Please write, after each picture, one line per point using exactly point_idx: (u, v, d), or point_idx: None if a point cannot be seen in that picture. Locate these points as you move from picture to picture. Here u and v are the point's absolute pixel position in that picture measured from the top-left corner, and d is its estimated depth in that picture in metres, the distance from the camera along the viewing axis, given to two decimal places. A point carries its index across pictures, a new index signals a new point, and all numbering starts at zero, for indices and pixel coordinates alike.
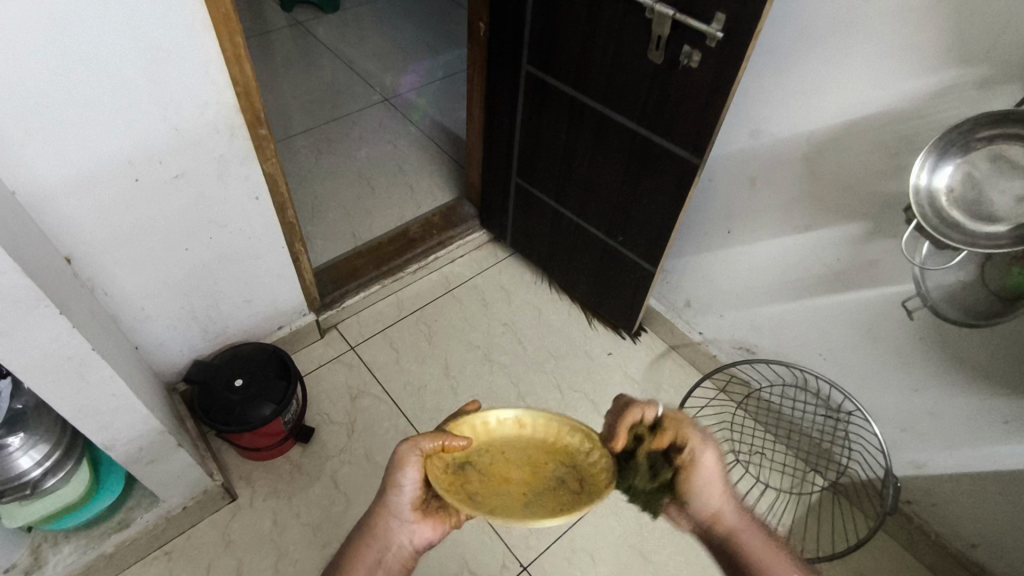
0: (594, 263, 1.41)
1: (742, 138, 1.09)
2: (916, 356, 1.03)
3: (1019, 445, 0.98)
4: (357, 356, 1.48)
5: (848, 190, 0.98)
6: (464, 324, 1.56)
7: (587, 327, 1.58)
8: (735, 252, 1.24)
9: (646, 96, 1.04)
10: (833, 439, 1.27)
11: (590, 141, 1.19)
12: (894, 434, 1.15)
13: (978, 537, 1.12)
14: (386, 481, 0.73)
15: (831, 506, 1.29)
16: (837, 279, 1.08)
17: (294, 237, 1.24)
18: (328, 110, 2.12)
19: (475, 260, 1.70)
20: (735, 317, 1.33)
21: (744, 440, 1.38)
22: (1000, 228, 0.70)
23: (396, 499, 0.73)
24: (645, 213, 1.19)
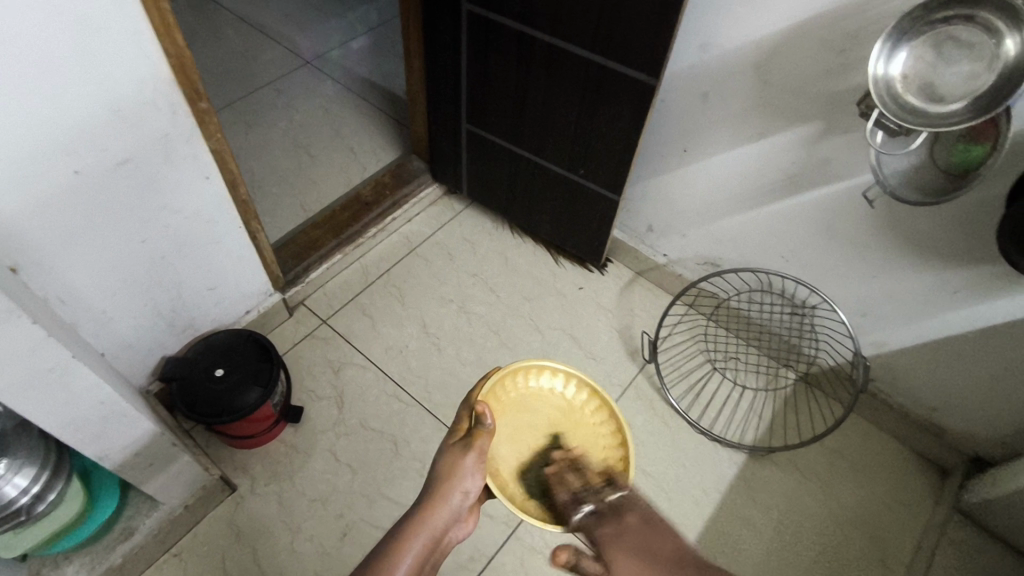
0: (557, 201, 1.41)
1: (693, 55, 1.10)
2: (871, 243, 1.10)
3: (967, 312, 1.08)
4: (331, 329, 1.45)
5: (800, 93, 1.01)
6: (434, 281, 1.55)
7: (555, 265, 1.60)
8: (693, 170, 1.27)
9: (597, 22, 1.02)
10: (801, 333, 1.35)
11: (542, 76, 1.17)
12: (855, 319, 1.24)
13: (937, 402, 1.23)
14: (453, 467, 0.80)
15: (804, 396, 1.39)
16: (794, 182, 1.13)
17: (250, 214, 1.18)
18: (248, 80, 1.99)
19: (432, 215, 1.67)
20: (698, 234, 1.38)
21: (718, 349, 1.45)
22: (954, 106, 0.75)
23: (457, 496, 0.79)
24: (606, 142, 1.19)
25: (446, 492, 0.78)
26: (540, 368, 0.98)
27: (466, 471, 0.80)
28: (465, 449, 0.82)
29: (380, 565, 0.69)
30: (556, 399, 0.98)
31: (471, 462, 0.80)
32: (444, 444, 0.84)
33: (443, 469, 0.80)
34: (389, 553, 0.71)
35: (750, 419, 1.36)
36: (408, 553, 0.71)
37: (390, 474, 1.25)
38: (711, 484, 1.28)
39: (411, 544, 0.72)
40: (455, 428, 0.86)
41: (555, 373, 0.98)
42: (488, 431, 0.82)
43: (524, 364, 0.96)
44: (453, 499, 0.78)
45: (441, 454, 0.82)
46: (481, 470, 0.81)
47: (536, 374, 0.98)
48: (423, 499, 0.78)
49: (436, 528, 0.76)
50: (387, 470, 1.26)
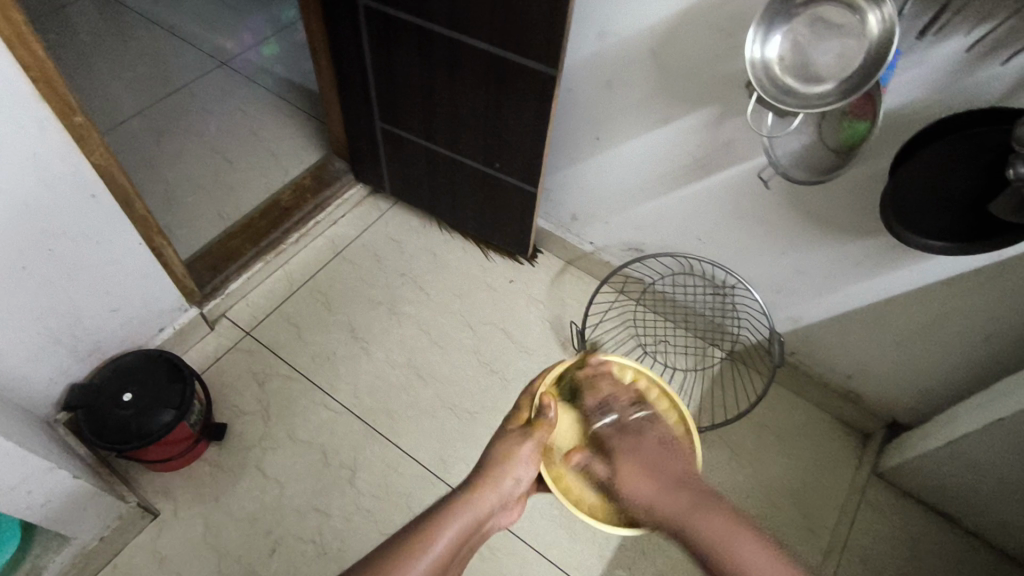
0: (477, 195, 1.39)
1: (592, 43, 1.09)
2: (778, 222, 1.13)
3: (869, 283, 1.11)
4: (255, 341, 1.40)
5: (697, 77, 1.02)
6: (361, 284, 1.51)
7: (484, 260, 1.59)
8: (607, 157, 1.27)
9: (490, 14, 1.01)
10: (723, 313, 1.38)
11: (445, 70, 1.15)
12: (771, 296, 1.27)
13: (852, 369, 1.27)
14: (508, 449, 0.87)
15: (731, 373, 1.41)
16: (700, 165, 1.14)
17: (151, 231, 1.13)
18: (160, 85, 1.91)
19: (358, 216, 1.64)
20: (620, 220, 1.38)
21: (648, 333, 1.47)
22: (827, 87, 0.76)
23: (507, 483, 0.85)
24: (515, 134, 1.18)
25: (499, 475, 0.84)
26: (581, 356, 0.99)
27: (520, 458, 0.86)
28: (523, 437, 0.88)
29: (427, 527, 0.77)
30: (588, 383, 0.99)
31: (527, 450, 0.87)
32: (504, 429, 0.91)
33: (500, 454, 0.86)
34: (438, 518, 0.78)
35: (679, 400, 1.38)
36: (452, 522, 0.78)
37: (320, 485, 1.23)
38: None
39: (459, 515, 0.79)
40: (516, 416, 0.93)
41: (627, 369, 0.98)
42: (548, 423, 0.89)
43: (589, 354, 0.99)
44: (507, 482, 0.85)
45: (498, 440, 0.89)
46: (533, 461, 0.88)
47: (574, 360, 0.99)
48: (476, 479, 0.85)
49: (484, 503, 0.83)
50: (317, 481, 1.24)
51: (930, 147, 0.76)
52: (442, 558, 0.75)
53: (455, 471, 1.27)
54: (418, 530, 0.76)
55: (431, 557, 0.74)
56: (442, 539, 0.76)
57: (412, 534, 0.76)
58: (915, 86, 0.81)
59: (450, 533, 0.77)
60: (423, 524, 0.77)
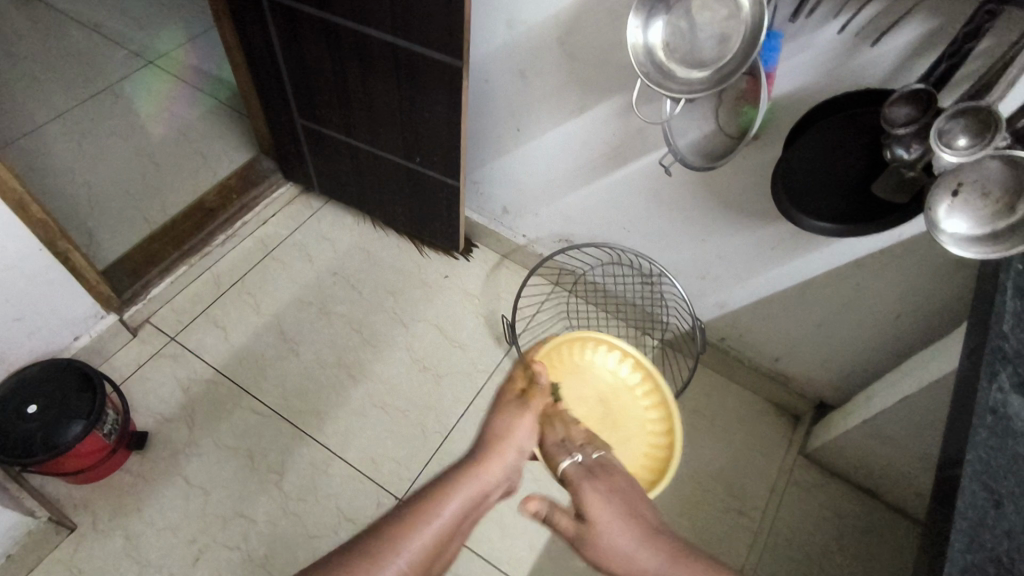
0: (404, 191, 1.38)
1: (501, 33, 1.08)
2: (694, 208, 1.13)
3: (784, 266, 1.12)
4: (180, 346, 1.37)
5: (603, 65, 1.02)
6: (291, 285, 1.49)
7: (418, 256, 1.57)
8: (528, 148, 1.26)
9: (390, 4, 0.99)
10: (653, 301, 1.38)
11: (354, 63, 1.13)
12: (697, 283, 1.28)
13: (777, 351, 1.29)
14: (513, 418, 0.77)
15: (664, 361, 1.42)
16: (616, 154, 1.14)
17: (53, 234, 1.09)
18: (82, 86, 1.84)
19: (289, 215, 1.60)
20: (548, 212, 1.38)
21: (582, 323, 1.47)
22: (708, 73, 0.76)
23: (516, 455, 0.74)
24: (431, 127, 1.16)
25: (502, 450, 0.73)
26: (601, 342, 1.10)
27: (521, 430, 0.76)
28: (522, 409, 0.79)
29: (429, 501, 0.65)
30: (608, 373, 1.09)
31: (528, 425, 0.77)
32: (500, 399, 0.81)
33: (501, 425, 0.76)
34: (441, 493, 0.66)
35: None
36: (455, 496, 0.66)
37: (247, 490, 1.21)
38: None
39: (462, 488, 0.68)
40: (512, 382, 0.83)
41: (613, 348, 1.09)
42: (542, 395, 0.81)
43: (586, 337, 1.09)
44: (509, 454, 0.74)
45: (497, 412, 0.78)
46: (534, 436, 0.78)
47: (595, 348, 1.10)
48: (476, 450, 0.73)
49: (490, 477, 0.71)
50: (244, 487, 1.21)
51: (814, 127, 0.76)
52: (446, 534, 0.63)
53: (386, 470, 1.26)
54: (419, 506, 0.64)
55: (434, 535, 0.62)
56: (445, 514, 0.64)
57: (410, 511, 0.63)
58: (802, 67, 0.82)
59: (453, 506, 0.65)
60: (422, 498, 0.65)
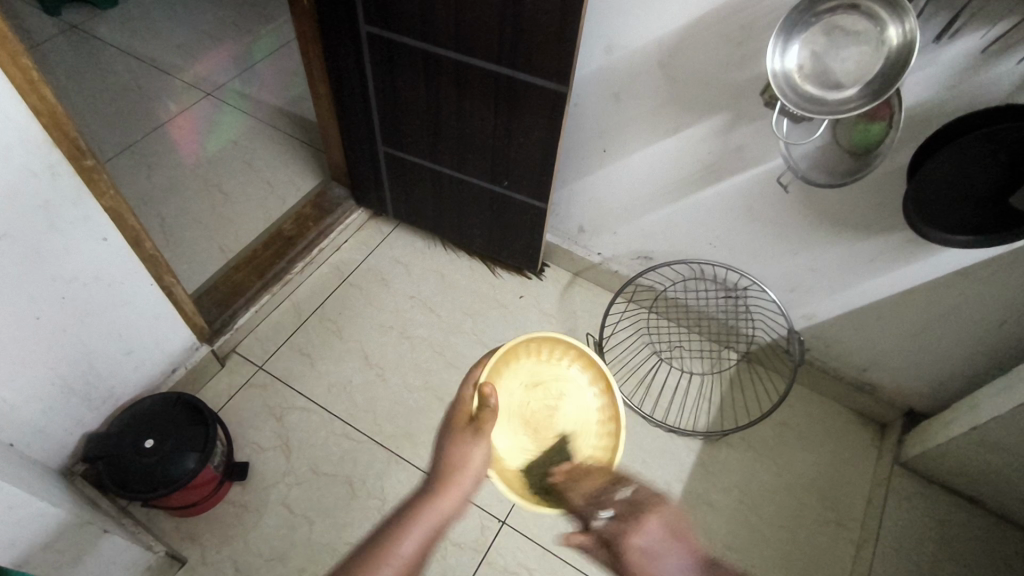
0: (485, 214, 1.40)
1: (599, 58, 1.10)
2: (790, 222, 1.15)
3: (882, 277, 1.13)
4: (268, 375, 1.38)
5: (705, 86, 1.04)
6: (371, 310, 1.50)
7: (492, 277, 1.58)
8: (615, 169, 1.28)
9: (498, 34, 1.01)
10: (737, 315, 1.40)
11: (451, 92, 1.15)
12: (785, 296, 1.29)
13: (867, 361, 1.30)
14: (456, 449, 0.73)
15: (748, 374, 1.43)
16: (710, 171, 1.16)
17: (159, 268, 1.10)
18: (145, 119, 1.87)
19: (361, 241, 1.62)
20: (628, 230, 1.39)
21: (662, 339, 1.48)
22: (848, 93, 0.78)
23: (466, 483, 0.70)
24: (525, 151, 1.18)
25: (454, 480, 0.70)
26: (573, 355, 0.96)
27: (472, 459, 0.72)
28: (474, 436, 0.74)
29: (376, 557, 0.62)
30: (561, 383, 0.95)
31: (477, 456, 0.72)
32: (450, 428, 0.77)
33: (452, 456, 0.72)
34: (387, 541, 0.64)
35: (700, 404, 1.39)
36: (402, 546, 0.63)
37: (350, 517, 1.21)
38: (671, 477, 1.29)
39: (415, 522, 0.65)
40: (459, 411, 0.79)
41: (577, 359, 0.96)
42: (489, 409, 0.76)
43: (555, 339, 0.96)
44: (460, 487, 0.69)
45: (448, 439, 0.74)
46: (489, 456, 0.74)
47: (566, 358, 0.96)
48: (429, 486, 0.69)
49: (438, 512, 0.67)
50: (347, 514, 1.22)
51: (943, 154, 0.80)
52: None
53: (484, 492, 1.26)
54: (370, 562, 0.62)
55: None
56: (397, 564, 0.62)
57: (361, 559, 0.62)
58: (928, 80, 0.82)
59: (409, 555, 0.63)
60: (373, 548, 0.63)
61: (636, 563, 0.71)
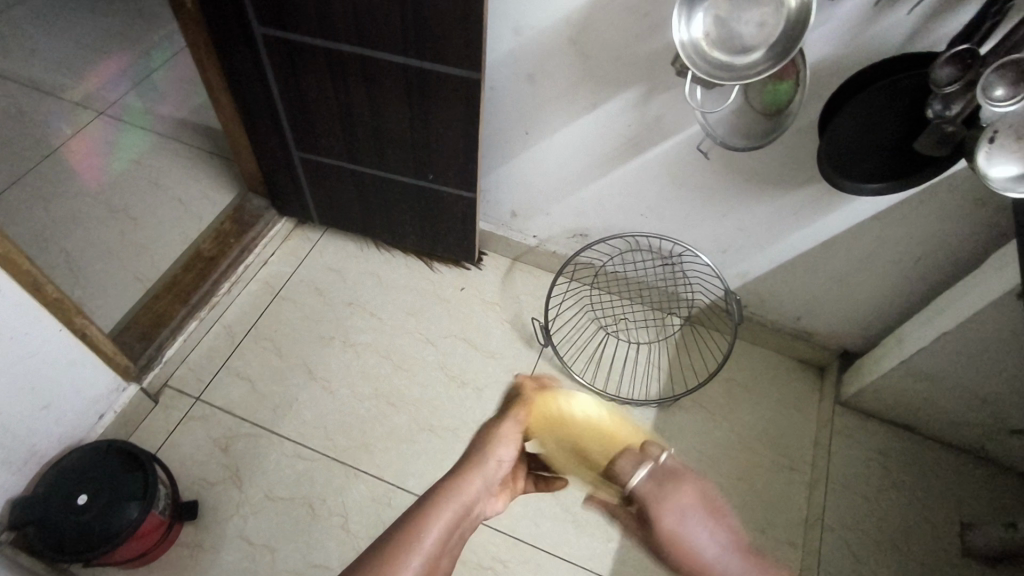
0: (415, 210, 1.36)
1: (509, 40, 1.08)
2: (715, 186, 1.17)
3: (806, 229, 1.17)
4: (208, 405, 1.31)
5: (618, 60, 1.03)
6: (309, 322, 1.44)
7: (430, 273, 1.55)
8: (540, 150, 1.26)
9: (402, 25, 0.97)
10: (675, 281, 1.42)
11: (362, 89, 1.10)
12: (718, 257, 1.32)
13: (800, 310, 1.35)
14: (484, 429, 0.82)
15: (692, 336, 1.46)
16: (633, 144, 1.16)
17: (67, 311, 1.01)
18: (32, 147, 1.72)
19: (289, 251, 1.55)
20: (560, 210, 1.39)
21: (607, 314, 1.49)
22: (755, 56, 0.79)
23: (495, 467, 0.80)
24: (446, 143, 1.15)
25: (483, 462, 0.78)
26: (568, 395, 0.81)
27: (501, 443, 0.81)
28: (501, 422, 0.83)
29: (421, 517, 0.70)
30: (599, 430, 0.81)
31: (509, 446, 0.81)
32: (477, 422, 0.85)
33: (478, 443, 0.81)
34: (430, 513, 0.71)
35: (650, 373, 1.41)
36: (444, 510, 0.72)
37: (313, 540, 1.17)
38: None
39: (448, 505, 0.72)
40: (494, 415, 0.84)
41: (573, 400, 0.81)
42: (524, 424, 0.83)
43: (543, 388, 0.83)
44: (489, 469, 0.79)
45: (474, 429, 0.83)
46: (515, 445, 0.82)
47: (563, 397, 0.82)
48: (458, 467, 0.78)
49: (471, 491, 0.76)
50: (311, 538, 1.18)
51: (852, 104, 0.83)
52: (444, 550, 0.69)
53: None
54: (416, 528, 0.68)
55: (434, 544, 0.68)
56: (435, 539, 0.69)
57: (405, 528, 0.68)
58: (829, 38, 0.84)
59: (443, 532, 0.70)
60: (420, 509, 0.71)
61: (673, 539, 0.67)
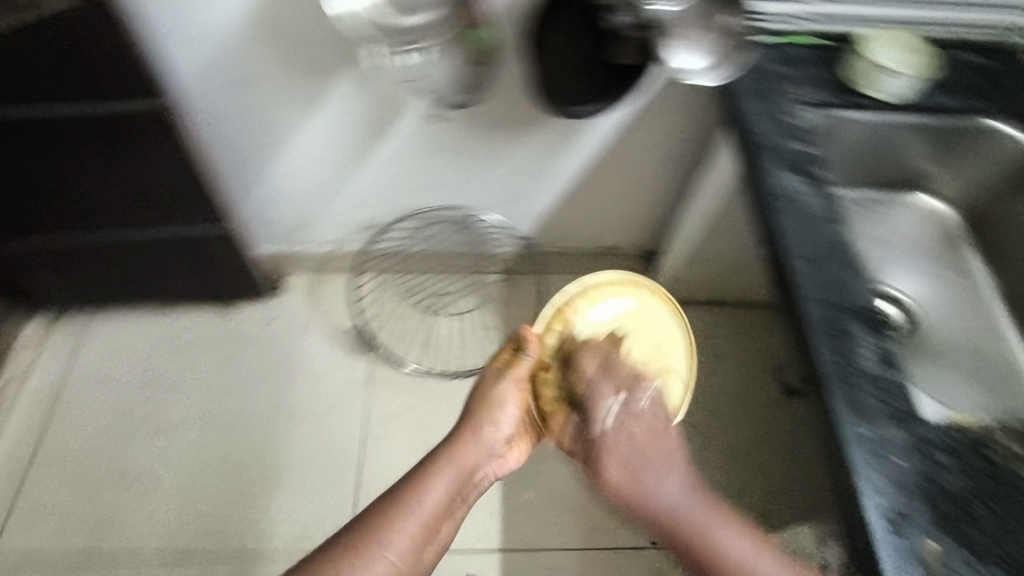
0: (176, 260, 1.22)
1: (188, 52, 0.95)
2: (470, 142, 1.14)
3: (568, 157, 1.19)
4: (16, 551, 1.15)
5: (318, 43, 0.96)
6: (105, 418, 1.28)
7: (227, 314, 1.40)
8: (284, 157, 1.16)
9: (58, 70, 0.84)
10: (476, 242, 1.41)
11: (54, 155, 0.97)
12: (505, 207, 1.31)
13: (594, 233, 1.40)
14: (489, 381, 0.79)
15: (510, 289, 1.47)
16: (373, 126, 1.10)
17: None
18: None
19: (54, 347, 1.34)
20: (337, 209, 1.30)
21: (425, 294, 1.45)
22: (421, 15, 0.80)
23: (491, 431, 0.78)
24: (174, 182, 1.04)
25: (488, 421, 0.77)
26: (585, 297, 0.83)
27: (508, 397, 0.79)
28: (496, 378, 0.79)
29: (416, 485, 0.70)
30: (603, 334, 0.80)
31: (506, 386, 0.79)
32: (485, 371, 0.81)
33: (490, 396, 0.78)
34: (422, 488, 0.70)
35: (480, 339, 1.41)
36: (443, 472, 0.72)
37: None
38: None
39: (442, 472, 0.72)
40: (496, 355, 0.81)
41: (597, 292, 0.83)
42: (529, 363, 0.78)
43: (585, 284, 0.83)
44: (478, 450, 0.76)
45: (478, 386, 0.80)
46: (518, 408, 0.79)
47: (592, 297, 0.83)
48: (468, 418, 0.78)
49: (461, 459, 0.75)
50: None
51: (553, 26, 0.84)
52: (439, 521, 0.69)
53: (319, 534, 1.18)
54: (403, 511, 0.67)
55: (422, 525, 0.68)
56: (429, 512, 0.69)
57: (398, 508, 0.68)
58: None
59: (439, 501, 0.70)
60: (414, 483, 0.70)
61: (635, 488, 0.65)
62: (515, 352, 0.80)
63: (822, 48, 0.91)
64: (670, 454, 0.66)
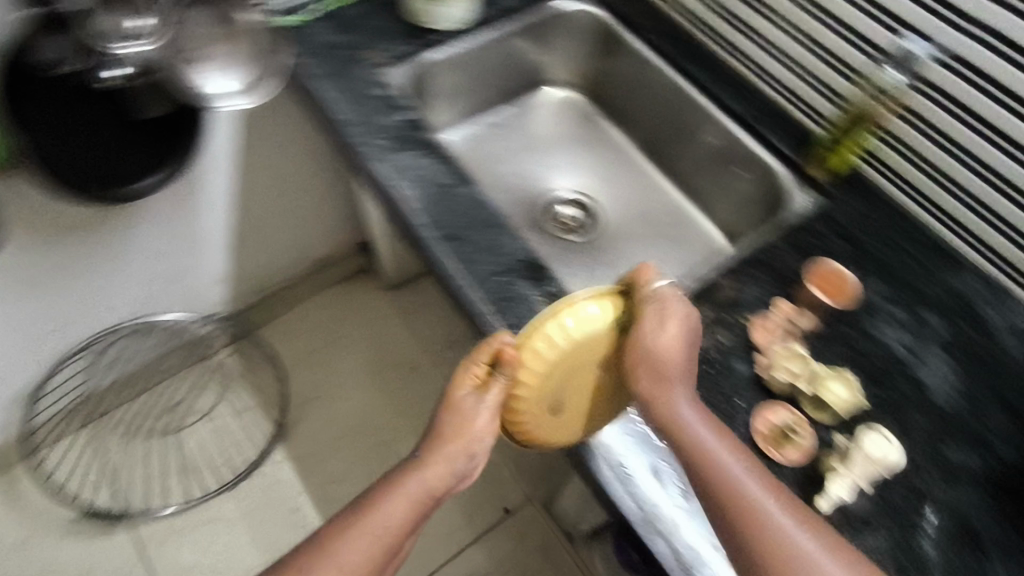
0: None
1: None
2: (67, 262, 0.91)
3: (203, 217, 0.99)
4: None
5: None
6: None
7: None
8: None
9: None
10: (172, 337, 1.18)
11: None
12: (174, 292, 1.10)
13: (296, 257, 1.26)
14: (464, 375, 0.54)
15: (245, 356, 1.29)
16: None
17: None
18: None
19: None
20: None
21: (151, 416, 1.21)
22: None
23: (476, 437, 0.53)
24: None
25: (465, 426, 0.53)
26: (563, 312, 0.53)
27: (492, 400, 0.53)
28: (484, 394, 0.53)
29: (361, 517, 0.51)
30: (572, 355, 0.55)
31: (486, 420, 0.53)
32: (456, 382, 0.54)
33: (459, 404, 0.53)
34: (382, 499, 0.52)
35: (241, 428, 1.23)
36: (400, 499, 0.52)
37: None
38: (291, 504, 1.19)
39: (401, 496, 0.52)
40: (461, 373, 0.54)
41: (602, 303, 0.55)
42: (505, 385, 0.53)
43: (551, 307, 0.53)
44: (455, 460, 0.53)
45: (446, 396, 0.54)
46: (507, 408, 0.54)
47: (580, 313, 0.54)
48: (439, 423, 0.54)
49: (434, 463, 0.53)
50: None
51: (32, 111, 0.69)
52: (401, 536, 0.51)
53: None
54: (347, 530, 0.51)
55: (383, 539, 0.51)
56: (389, 526, 0.51)
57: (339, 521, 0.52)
58: None
59: (404, 515, 0.52)
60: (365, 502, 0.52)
61: (718, 484, 0.48)
62: (489, 372, 0.53)
63: (374, 2, 0.86)
64: (661, 410, 0.52)
